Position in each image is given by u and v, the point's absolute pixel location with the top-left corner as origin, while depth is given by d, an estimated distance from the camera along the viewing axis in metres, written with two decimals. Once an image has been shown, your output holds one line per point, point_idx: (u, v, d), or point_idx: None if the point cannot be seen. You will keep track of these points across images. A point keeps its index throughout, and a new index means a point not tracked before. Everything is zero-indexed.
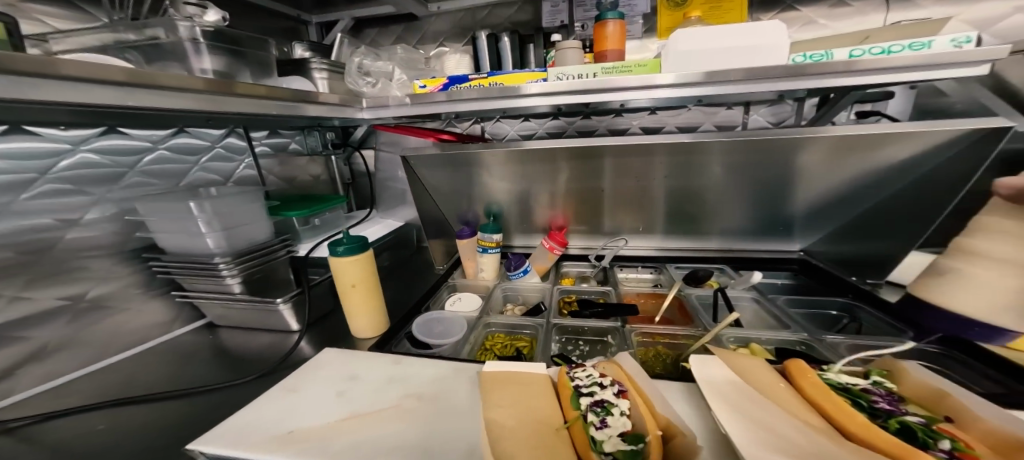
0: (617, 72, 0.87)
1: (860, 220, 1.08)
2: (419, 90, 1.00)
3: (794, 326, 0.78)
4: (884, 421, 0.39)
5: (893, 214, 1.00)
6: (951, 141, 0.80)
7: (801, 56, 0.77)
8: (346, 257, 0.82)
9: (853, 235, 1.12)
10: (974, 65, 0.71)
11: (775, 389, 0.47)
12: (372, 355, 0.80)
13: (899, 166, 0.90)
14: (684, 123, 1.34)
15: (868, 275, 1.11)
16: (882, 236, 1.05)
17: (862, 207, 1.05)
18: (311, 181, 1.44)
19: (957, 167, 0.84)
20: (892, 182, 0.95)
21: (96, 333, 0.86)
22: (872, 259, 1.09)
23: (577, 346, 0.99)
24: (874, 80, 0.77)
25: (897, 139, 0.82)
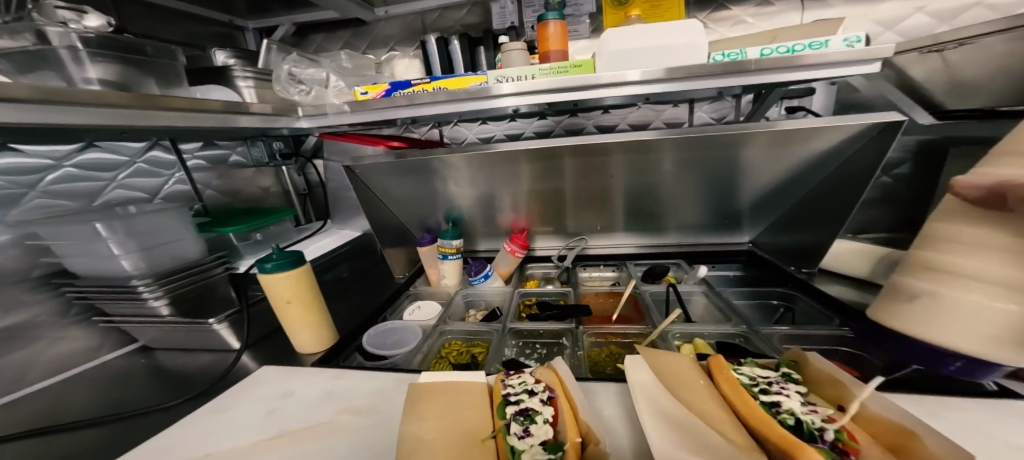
0: (554, 73, 0.88)
1: (795, 213, 1.13)
2: (361, 97, 0.98)
3: (735, 320, 0.80)
4: (779, 413, 0.40)
5: (813, 205, 1.07)
6: (866, 131, 0.84)
7: (720, 55, 0.80)
8: (278, 273, 0.79)
9: (786, 226, 1.17)
10: (866, 63, 0.76)
11: (695, 386, 0.48)
12: (311, 372, 0.76)
13: (818, 158, 0.96)
14: (636, 121, 1.36)
15: (802, 264, 1.14)
16: (809, 227, 1.09)
17: (795, 198, 1.10)
18: (260, 194, 1.40)
19: (862, 159, 0.90)
20: (817, 172, 1.00)
21: (6, 366, 0.79)
22: (801, 248, 1.12)
23: (535, 349, 0.99)
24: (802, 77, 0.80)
25: (819, 132, 0.87)
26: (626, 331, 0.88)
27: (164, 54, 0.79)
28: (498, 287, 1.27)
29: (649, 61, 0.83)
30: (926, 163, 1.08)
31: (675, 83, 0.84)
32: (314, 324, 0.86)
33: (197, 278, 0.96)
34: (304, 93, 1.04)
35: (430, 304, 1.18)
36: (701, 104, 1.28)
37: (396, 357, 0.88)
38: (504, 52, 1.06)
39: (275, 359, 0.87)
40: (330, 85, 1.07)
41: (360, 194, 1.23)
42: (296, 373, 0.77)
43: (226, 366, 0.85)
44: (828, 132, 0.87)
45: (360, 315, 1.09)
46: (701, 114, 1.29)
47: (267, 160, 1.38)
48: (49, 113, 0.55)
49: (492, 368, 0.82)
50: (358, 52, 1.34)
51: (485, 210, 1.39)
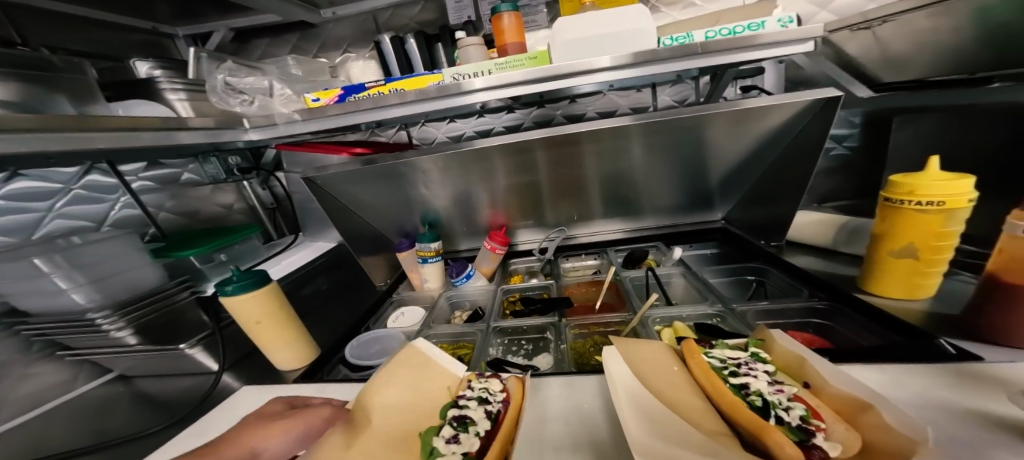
0: (509, 68, 0.86)
1: (757, 188, 1.16)
2: (312, 104, 0.93)
3: (710, 299, 0.82)
4: (749, 396, 0.41)
5: (773, 179, 1.10)
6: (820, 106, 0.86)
7: (668, 39, 0.81)
8: (239, 295, 0.75)
9: (754, 202, 1.19)
10: (801, 42, 0.78)
11: (669, 375, 0.49)
12: (292, 386, 0.73)
13: (772, 135, 0.98)
14: (603, 108, 1.35)
15: (772, 237, 1.17)
16: (773, 200, 1.12)
17: (755, 174, 1.13)
18: (222, 212, 1.33)
19: (812, 134, 0.93)
20: (776, 147, 1.02)
21: None
22: (770, 221, 1.15)
23: (521, 345, 0.99)
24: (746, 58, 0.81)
25: (762, 112, 0.90)
26: (609, 318, 0.89)
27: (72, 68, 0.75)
28: (481, 286, 1.26)
29: (603, 47, 0.82)
30: (874, 133, 1.12)
31: (636, 69, 0.83)
32: (290, 341, 0.83)
33: (163, 305, 0.92)
34: (248, 103, 0.98)
35: (414, 310, 1.16)
36: (665, 88, 1.27)
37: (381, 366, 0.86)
38: (460, 49, 1.04)
39: (257, 378, 0.83)
40: (275, 93, 1.00)
41: (325, 206, 1.19)
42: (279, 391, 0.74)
43: (206, 387, 0.80)
44: (778, 108, 0.89)
45: (341, 327, 1.07)
46: (667, 96, 1.29)
47: (223, 177, 1.30)
48: None
49: (478, 369, 0.81)
50: (309, 57, 1.27)
51: (460, 209, 1.37)
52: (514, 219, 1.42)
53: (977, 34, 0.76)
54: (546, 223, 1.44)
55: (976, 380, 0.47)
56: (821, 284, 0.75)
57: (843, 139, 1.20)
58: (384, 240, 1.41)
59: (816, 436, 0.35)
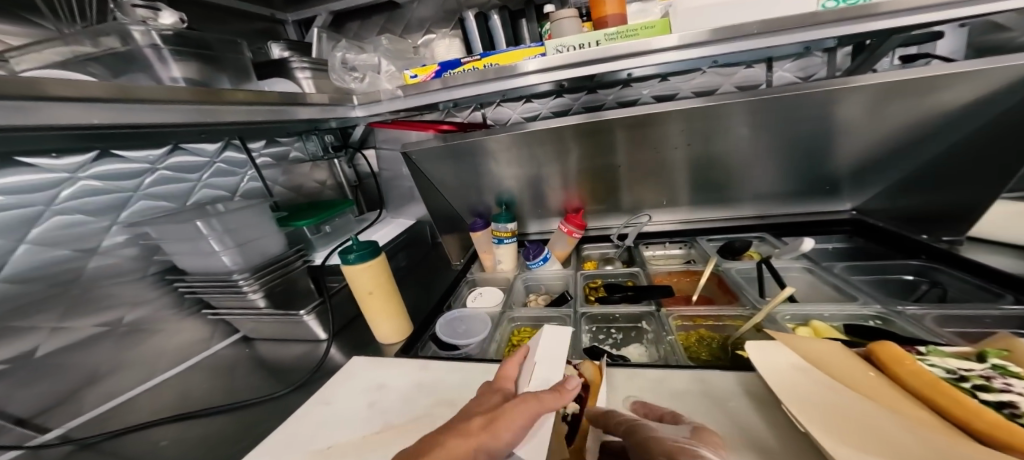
0: (621, 38, 0.78)
1: (914, 173, 0.96)
2: (411, 80, 0.94)
3: (863, 297, 0.70)
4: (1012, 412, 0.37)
5: (949, 164, 0.88)
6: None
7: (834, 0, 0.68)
8: (359, 264, 0.79)
9: (914, 189, 0.98)
10: None
11: (861, 376, 0.46)
12: (400, 361, 0.76)
13: (956, 110, 0.79)
14: (699, 87, 1.21)
15: (944, 232, 0.96)
16: (948, 186, 0.91)
17: (921, 159, 0.92)
18: (317, 187, 1.44)
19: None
20: (952, 128, 0.83)
21: (141, 353, 0.87)
22: (941, 210, 0.95)
23: (609, 334, 0.94)
24: (925, 19, 0.67)
25: (951, 80, 0.72)
26: (720, 312, 0.80)
27: (229, 48, 0.79)
28: (556, 270, 1.22)
29: (740, 12, 0.71)
30: None
31: (770, 39, 0.74)
32: (393, 315, 0.86)
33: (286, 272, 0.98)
34: (359, 80, 1.07)
35: (492, 289, 1.16)
36: (776, 60, 1.11)
37: (472, 345, 0.85)
38: (551, 22, 0.98)
39: (358, 349, 0.89)
40: (382, 69, 1.09)
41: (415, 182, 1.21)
42: (387, 360, 0.78)
43: (318, 359, 0.87)
44: (959, 82, 0.72)
45: (427, 304, 1.10)
46: (781, 70, 1.12)
47: (320, 154, 1.40)
48: (128, 113, 0.57)
49: (575, 356, 0.77)
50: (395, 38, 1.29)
51: (536, 191, 1.33)
52: (590, 203, 1.35)
53: None
54: (624, 207, 1.34)
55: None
56: None
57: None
58: (458, 221, 1.41)
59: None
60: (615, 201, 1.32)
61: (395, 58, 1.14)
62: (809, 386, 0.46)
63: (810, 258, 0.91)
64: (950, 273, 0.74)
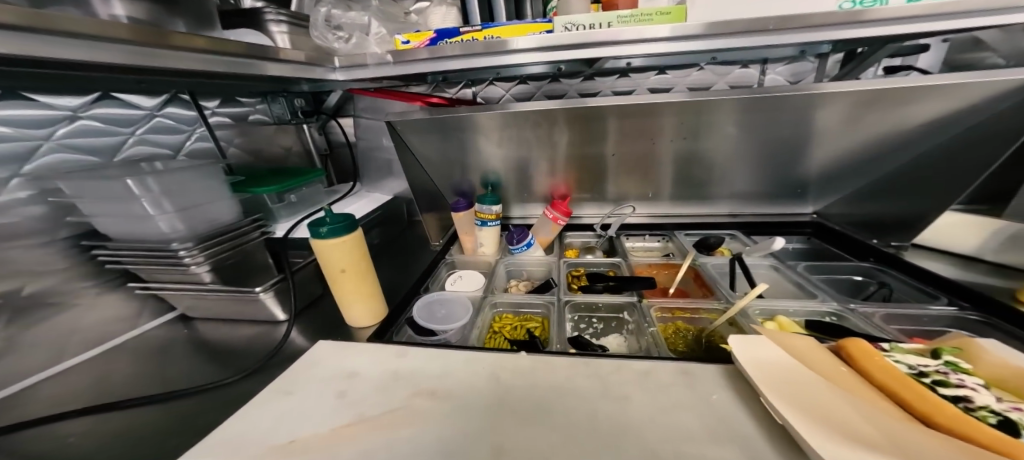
0: (635, 21, 0.75)
1: (885, 179, 1.02)
2: (402, 46, 0.86)
3: (822, 295, 0.75)
4: (975, 410, 0.42)
5: (920, 173, 0.95)
6: (1006, 91, 0.73)
7: (849, 2, 0.69)
8: (332, 238, 0.72)
9: (874, 195, 1.06)
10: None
11: (837, 372, 0.49)
12: (373, 348, 0.73)
13: (929, 123, 0.85)
14: (695, 83, 1.22)
15: (893, 238, 1.07)
16: (904, 195, 1.00)
17: (891, 165, 0.99)
18: (281, 153, 1.32)
19: (1004, 124, 0.78)
20: (929, 137, 0.89)
21: (45, 332, 0.76)
22: (897, 218, 1.04)
23: (590, 323, 0.96)
24: (904, 29, 0.71)
25: (931, 93, 0.77)
26: (694, 304, 0.83)
27: None
28: (538, 257, 1.21)
29: (751, 7, 0.71)
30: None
31: (768, 38, 0.74)
32: (366, 295, 0.81)
33: (241, 242, 0.91)
34: (345, 40, 0.97)
35: (471, 274, 1.14)
36: (768, 64, 1.13)
37: (452, 332, 0.82)
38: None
39: (325, 333, 0.84)
40: (371, 31, 0.99)
41: (399, 155, 1.13)
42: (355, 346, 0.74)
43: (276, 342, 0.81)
44: (933, 93, 0.77)
45: (404, 286, 1.05)
46: (774, 75, 1.15)
47: (289, 117, 1.27)
48: (52, 47, 0.47)
49: (558, 345, 0.77)
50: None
51: (523, 175, 1.30)
52: (577, 191, 1.34)
53: None
54: (609, 197, 1.35)
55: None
56: (964, 290, 0.67)
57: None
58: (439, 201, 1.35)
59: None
60: (602, 190, 1.33)
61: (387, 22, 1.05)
62: (793, 377, 0.49)
63: (779, 257, 0.96)
64: (895, 277, 0.80)
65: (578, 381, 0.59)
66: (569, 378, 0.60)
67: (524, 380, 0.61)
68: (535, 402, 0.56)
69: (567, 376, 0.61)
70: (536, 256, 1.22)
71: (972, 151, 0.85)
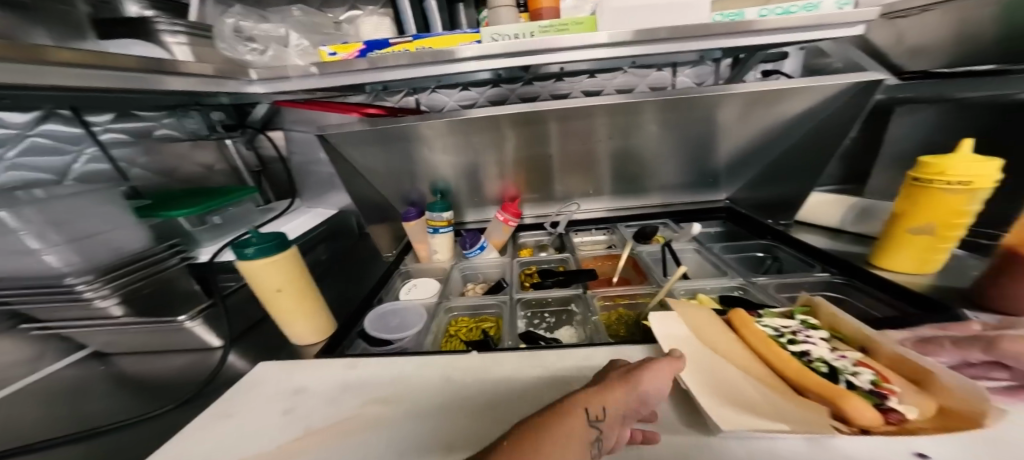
0: (554, 31, 0.81)
1: (771, 166, 1.20)
2: (329, 58, 0.84)
3: (732, 273, 0.87)
4: (813, 362, 0.51)
5: (793, 161, 1.13)
6: (846, 90, 0.89)
7: (720, 16, 0.81)
8: (260, 259, 0.70)
9: (764, 182, 1.24)
10: (851, 26, 0.80)
11: (724, 342, 0.59)
12: (323, 364, 0.73)
13: (797, 117, 1.01)
14: (621, 85, 1.33)
15: (780, 216, 1.24)
16: (786, 180, 1.17)
17: (773, 154, 1.16)
18: (202, 172, 1.22)
19: (840, 117, 0.97)
20: (796, 129, 1.06)
21: None
22: (781, 200, 1.21)
23: (543, 318, 1.01)
24: (784, 39, 0.82)
25: (792, 92, 0.92)
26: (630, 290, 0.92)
27: None
28: (493, 259, 1.25)
29: (653, 19, 0.79)
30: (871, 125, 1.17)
31: (674, 44, 0.83)
32: (307, 314, 0.79)
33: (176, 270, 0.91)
34: (261, 52, 1.01)
35: (425, 280, 1.15)
36: (682, 67, 1.27)
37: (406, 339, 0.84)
38: (490, 10, 0.96)
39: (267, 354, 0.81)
40: (289, 43, 1.05)
41: (337, 166, 1.11)
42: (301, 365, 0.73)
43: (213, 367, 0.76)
44: (801, 93, 0.93)
45: (354, 298, 1.03)
46: (688, 77, 1.29)
47: (205, 133, 1.19)
48: None
49: (511, 342, 0.82)
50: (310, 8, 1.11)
51: (471, 180, 1.32)
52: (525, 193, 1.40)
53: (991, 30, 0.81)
54: (556, 196, 1.43)
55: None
56: (832, 260, 0.81)
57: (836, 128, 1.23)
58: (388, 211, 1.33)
59: (889, 400, 0.43)
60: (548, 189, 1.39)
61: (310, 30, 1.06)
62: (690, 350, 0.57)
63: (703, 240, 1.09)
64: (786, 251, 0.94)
65: (523, 377, 0.64)
66: (516, 374, 0.65)
67: (474, 382, 0.64)
68: (487, 398, 0.60)
69: (515, 371, 0.66)
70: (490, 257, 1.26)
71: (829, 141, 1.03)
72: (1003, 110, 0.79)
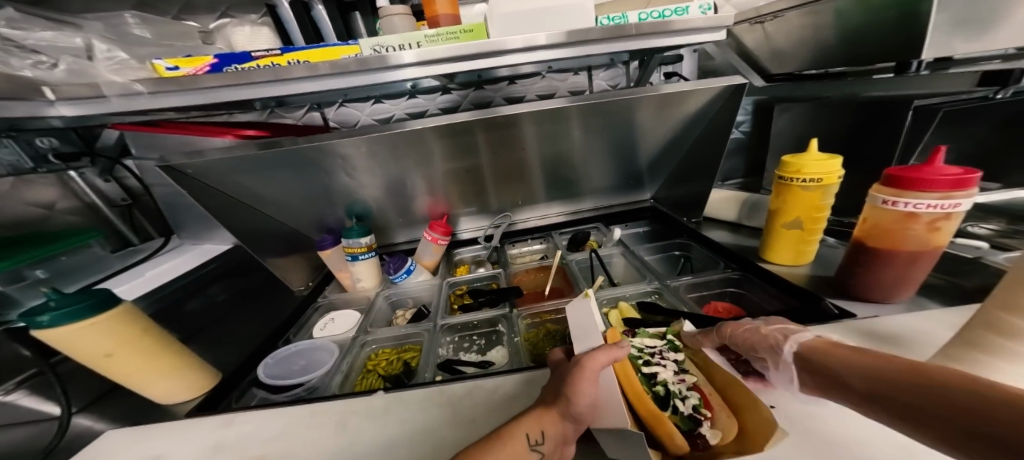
0: (442, 40, 0.77)
1: (681, 165, 1.26)
2: (167, 73, 0.72)
3: (649, 278, 0.88)
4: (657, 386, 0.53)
5: (696, 159, 1.19)
6: (731, 92, 0.96)
7: (605, 19, 0.81)
8: (70, 324, 0.55)
9: (677, 180, 1.29)
10: (714, 30, 0.83)
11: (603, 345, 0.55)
12: (188, 427, 0.61)
13: (694, 116, 1.06)
14: (542, 91, 1.32)
15: (690, 214, 1.29)
16: (692, 179, 1.24)
17: (679, 153, 1.22)
18: (40, 213, 1.02)
19: (722, 117, 1.04)
20: (690, 130, 1.12)
21: None
22: (690, 200, 1.27)
23: (472, 341, 0.95)
24: (673, 41, 0.84)
25: (685, 96, 0.96)
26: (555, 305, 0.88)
27: None
28: (424, 281, 1.16)
29: (545, 24, 0.78)
30: (760, 122, 1.28)
31: (573, 50, 0.81)
32: (165, 372, 0.66)
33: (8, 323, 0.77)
34: (49, 66, 0.89)
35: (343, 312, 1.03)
36: (597, 71, 1.29)
37: (311, 380, 0.72)
38: (382, 18, 0.89)
39: (122, 422, 0.67)
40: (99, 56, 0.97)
41: (205, 202, 0.96)
42: (157, 437, 0.60)
43: (47, 443, 0.63)
44: (694, 94, 0.97)
45: (254, 344, 0.89)
46: (599, 83, 1.32)
47: (31, 165, 0.97)
48: None
49: (429, 374, 0.73)
50: (166, 19, 1.08)
51: (392, 200, 1.22)
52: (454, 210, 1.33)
53: (839, 31, 0.90)
54: (489, 208, 1.37)
55: (868, 335, 0.55)
56: (733, 256, 0.85)
57: (739, 124, 1.31)
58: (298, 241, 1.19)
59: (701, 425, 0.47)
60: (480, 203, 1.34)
61: (125, 41, 1.02)
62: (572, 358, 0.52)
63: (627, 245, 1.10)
64: (698, 249, 0.98)
65: (429, 421, 0.56)
66: (422, 418, 0.57)
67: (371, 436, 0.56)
68: (383, 448, 0.52)
69: (419, 416, 0.57)
70: (419, 280, 1.17)
71: (718, 141, 1.09)
72: (857, 104, 0.88)
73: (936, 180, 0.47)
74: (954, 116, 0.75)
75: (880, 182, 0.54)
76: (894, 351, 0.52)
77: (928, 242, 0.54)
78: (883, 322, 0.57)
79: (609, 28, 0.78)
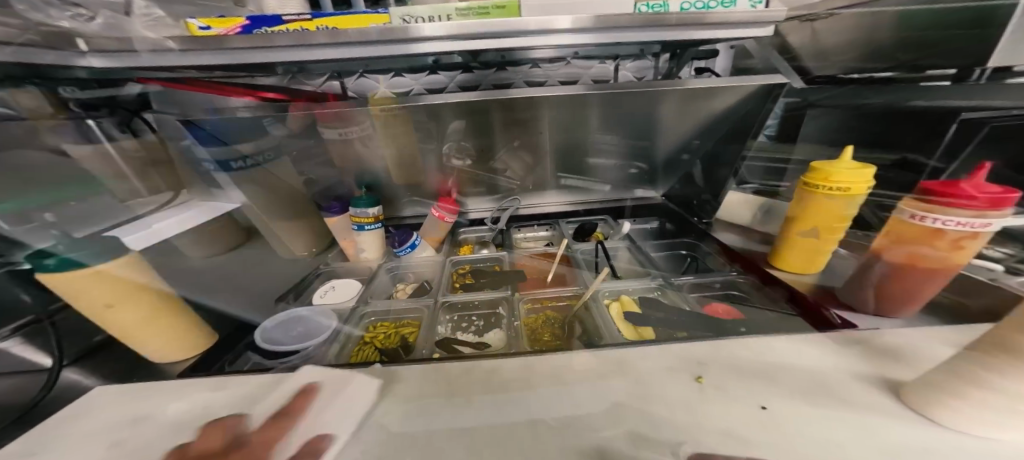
0: (474, 15, 0.73)
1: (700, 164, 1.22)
2: (198, 32, 0.68)
3: (653, 274, 0.89)
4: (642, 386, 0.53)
5: (715, 159, 1.17)
6: (761, 92, 0.92)
7: (644, 6, 0.74)
8: (75, 271, 0.56)
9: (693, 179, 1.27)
10: (758, 25, 0.79)
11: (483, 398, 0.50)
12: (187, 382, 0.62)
13: (721, 114, 1.02)
14: (565, 77, 1.28)
15: (702, 214, 1.26)
16: (708, 179, 1.21)
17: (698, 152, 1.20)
18: None
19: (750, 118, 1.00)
20: (713, 129, 1.09)
21: None
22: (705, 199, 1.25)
23: (471, 321, 0.95)
24: (709, 35, 0.81)
25: (713, 92, 0.93)
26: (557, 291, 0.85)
27: None
28: (427, 257, 1.17)
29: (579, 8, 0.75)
30: None
31: (608, 34, 0.78)
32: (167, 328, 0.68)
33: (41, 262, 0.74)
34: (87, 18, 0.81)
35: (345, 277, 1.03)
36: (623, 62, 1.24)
37: (307, 348, 0.74)
38: None
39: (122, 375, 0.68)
40: None
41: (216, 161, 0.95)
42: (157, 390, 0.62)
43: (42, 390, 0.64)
44: (723, 91, 0.93)
45: (256, 308, 0.90)
46: (624, 74, 1.27)
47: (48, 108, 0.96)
48: None
49: (426, 350, 0.74)
50: None
51: (402, 173, 1.21)
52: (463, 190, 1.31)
53: None
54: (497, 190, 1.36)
55: (874, 351, 0.54)
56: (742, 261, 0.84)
57: None
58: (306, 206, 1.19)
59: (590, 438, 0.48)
60: (489, 184, 1.32)
61: None
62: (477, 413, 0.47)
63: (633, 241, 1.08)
64: (705, 249, 0.97)
65: (423, 395, 0.57)
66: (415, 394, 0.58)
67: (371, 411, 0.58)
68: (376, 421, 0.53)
69: (415, 390, 0.59)
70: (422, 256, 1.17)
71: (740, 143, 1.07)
72: None
73: (973, 196, 0.46)
74: (1000, 133, 0.71)
75: (912, 195, 0.53)
76: (893, 364, 0.51)
77: (950, 261, 0.52)
78: (884, 335, 0.57)
79: (646, 17, 0.74)
